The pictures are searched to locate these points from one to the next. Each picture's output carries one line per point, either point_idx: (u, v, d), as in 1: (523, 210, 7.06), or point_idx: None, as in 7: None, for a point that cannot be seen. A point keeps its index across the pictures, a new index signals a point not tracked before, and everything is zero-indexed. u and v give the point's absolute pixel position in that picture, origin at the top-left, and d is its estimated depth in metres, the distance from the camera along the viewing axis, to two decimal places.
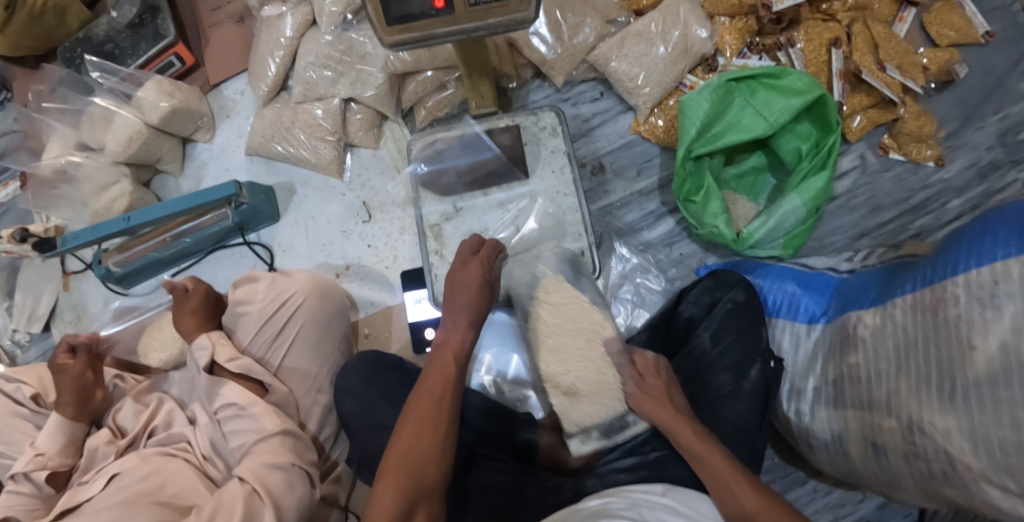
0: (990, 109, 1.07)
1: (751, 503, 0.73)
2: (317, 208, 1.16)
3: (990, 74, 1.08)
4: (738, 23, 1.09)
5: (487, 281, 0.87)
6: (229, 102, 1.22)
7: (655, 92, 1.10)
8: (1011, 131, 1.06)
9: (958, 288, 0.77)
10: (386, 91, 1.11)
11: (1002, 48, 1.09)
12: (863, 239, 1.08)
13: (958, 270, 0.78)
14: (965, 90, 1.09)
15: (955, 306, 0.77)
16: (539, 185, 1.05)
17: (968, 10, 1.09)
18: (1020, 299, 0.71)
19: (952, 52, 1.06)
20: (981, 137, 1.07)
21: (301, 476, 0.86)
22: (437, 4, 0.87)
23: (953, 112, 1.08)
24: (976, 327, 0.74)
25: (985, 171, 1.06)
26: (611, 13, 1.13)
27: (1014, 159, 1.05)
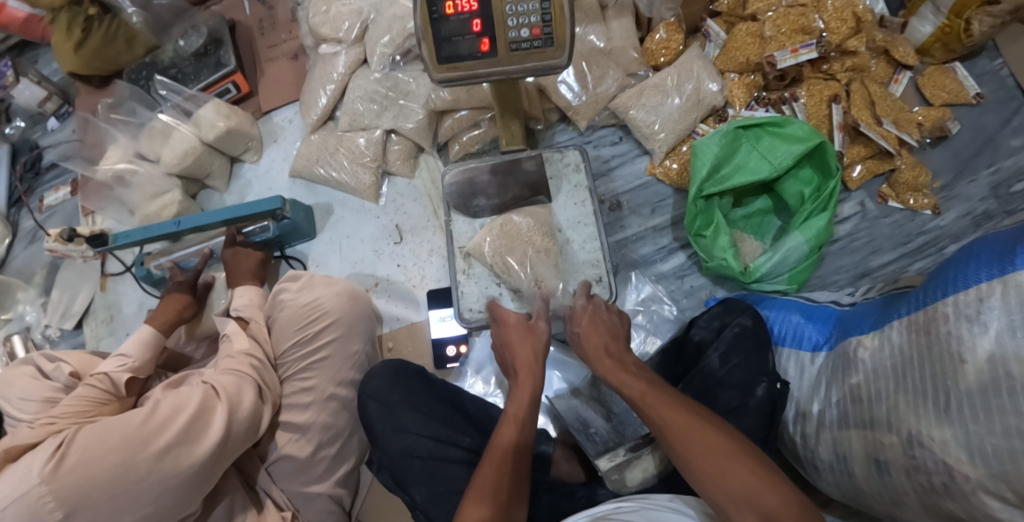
0: (982, 163, 1.17)
1: (671, 416, 0.76)
2: (352, 228, 1.24)
3: (981, 132, 1.18)
4: (746, 79, 1.22)
5: (530, 331, 0.92)
6: (278, 128, 1.33)
7: (669, 138, 1.22)
8: (1003, 183, 1.15)
9: (947, 307, 0.85)
10: (425, 125, 1.22)
11: (992, 108, 1.19)
12: (864, 279, 1.17)
13: (947, 291, 0.86)
14: (958, 146, 1.19)
15: (945, 324, 0.84)
16: (559, 214, 1.13)
17: (959, 74, 1.21)
18: (1004, 315, 0.78)
19: (944, 110, 1.17)
20: (974, 188, 1.16)
21: (251, 383, 0.94)
22: (483, 48, 0.99)
23: (947, 165, 1.18)
24: (964, 342, 0.81)
25: (979, 219, 1.14)
26: (631, 67, 1.25)
27: (1007, 209, 1.14)
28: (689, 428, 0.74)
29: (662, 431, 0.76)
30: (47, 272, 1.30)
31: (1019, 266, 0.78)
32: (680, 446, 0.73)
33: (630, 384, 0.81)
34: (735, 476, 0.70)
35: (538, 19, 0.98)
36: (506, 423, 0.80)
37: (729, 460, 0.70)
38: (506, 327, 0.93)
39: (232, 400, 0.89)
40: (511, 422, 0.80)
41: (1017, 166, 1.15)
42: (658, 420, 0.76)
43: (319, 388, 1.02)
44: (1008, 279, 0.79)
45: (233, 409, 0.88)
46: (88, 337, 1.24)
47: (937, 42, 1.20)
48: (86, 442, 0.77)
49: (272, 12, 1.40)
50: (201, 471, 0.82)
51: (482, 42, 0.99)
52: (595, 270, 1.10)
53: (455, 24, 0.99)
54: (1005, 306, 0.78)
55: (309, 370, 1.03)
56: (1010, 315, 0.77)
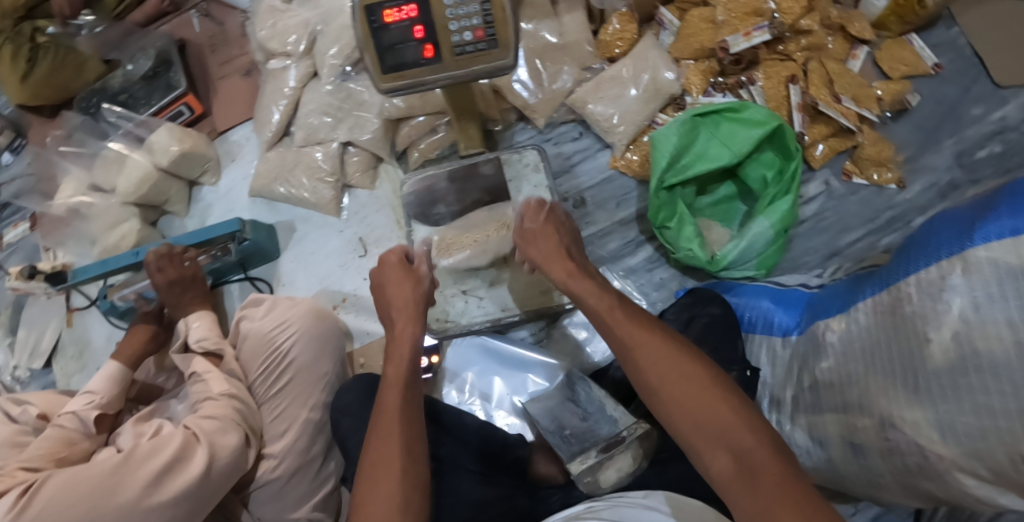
0: (945, 134, 1.17)
1: (630, 337, 0.73)
2: (317, 243, 1.22)
3: (942, 103, 1.18)
4: (702, 66, 1.20)
5: (413, 274, 0.86)
6: (235, 147, 1.30)
7: (629, 130, 1.20)
8: (967, 152, 1.15)
9: (911, 287, 0.85)
10: (381, 135, 1.21)
11: (951, 78, 1.19)
12: (835, 258, 1.15)
13: (910, 271, 0.86)
14: (920, 118, 1.18)
15: (910, 304, 0.84)
16: (522, 216, 1.11)
17: (916, 45, 1.19)
18: (966, 292, 0.77)
19: (903, 83, 1.16)
20: (938, 159, 1.15)
21: (236, 426, 0.92)
22: (427, 55, 0.98)
23: (910, 138, 1.18)
24: (930, 321, 0.80)
25: (944, 190, 1.14)
26: (586, 61, 1.24)
27: (971, 178, 1.13)
28: (656, 350, 0.71)
29: (629, 351, 0.73)
30: (12, 312, 1.27)
31: (977, 242, 0.78)
32: (646, 371, 0.71)
33: (592, 304, 0.79)
34: (700, 404, 0.67)
35: (480, 21, 0.97)
36: (388, 389, 0.77)
37: (696, 388, 0.68)
38: (382, 269, 0.87)
39: (211, 442, 0.87)
40: (390, 399, 0.75)
41: (980, 134, 1.15)
42: (625, 338, 0.73)
43: (290, 411, 1.01)
44: (967, 255, 0.78)
45: (212, 452, 0.87)
46: (58, 375, 1.21)
47: (892, 16, 1.18)
48: (60, 483, 0.77)
49: (223, 28, 1.39)
50: (178, 511, 0.81)
51: (426, 49, 0.97)
52: None
53: (397, 32, 0.97)
54: (966, 282, 0.77)
55: (278, 394, 1.02)
56: (972, 292, 0.76)
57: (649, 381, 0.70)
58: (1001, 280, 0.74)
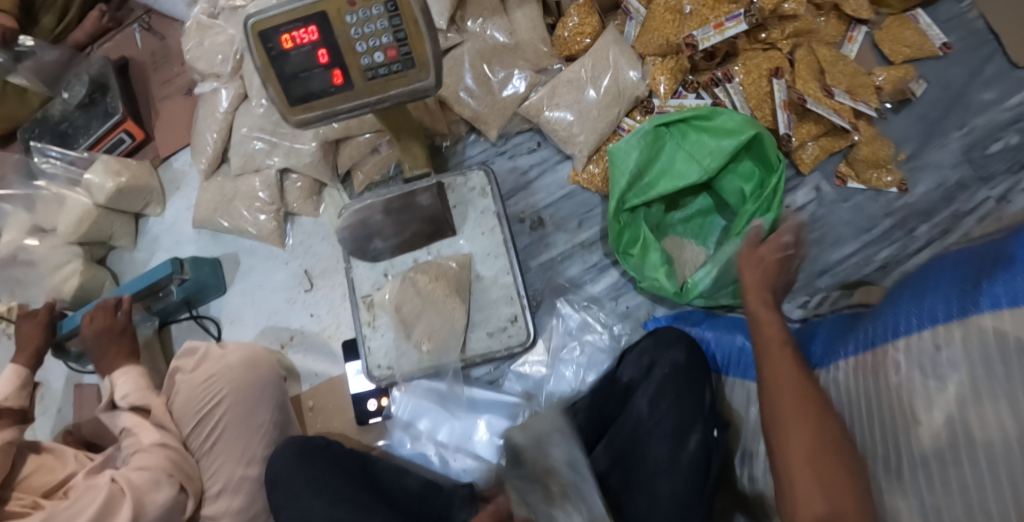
0: (952, 125, 1.01)
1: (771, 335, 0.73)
2: (263, 277, 1.15)
3: (948, 89, 1.02)
4: (668, 62, 1.05)
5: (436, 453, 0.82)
6: (179, 174, 1.22)
7: (590, 140, 1.07)
8: (977, 145, 1.00)
9: (899, 352, 0.72)
10: (319, 158, 1.10)
11: (960, 59, 1.02)
12: (825, 276, 1.01)
13: (900, 333, 0.72)
14: (923, 107, 1.02)
15: (896, 372, 0.71)
16: (467, 248, 1.02)
17: (922, 23, 1.03)
18: (964, 368, 0.64)
19: (906, 69, 1.00)
20: (944, 155, 1.00)
21: (169, 477, 0.89)
22: (336, 81, 0.87)
23: (911, 131, 1.02)
24: (919, 398, 0.68)
25: (951, 192, 0.99)
26: (542, 61, 1.11)
27: (982, 176, 0.99)
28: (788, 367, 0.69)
29: (778, 389, 0.68)
30: None
31: (982, 308, 0.64)
32: (783, 411, 0.67)
33: (767, 332, 0.74)
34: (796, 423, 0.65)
35: (391, 39, 0.85)
36: None
37: (807, 411, 0.66)
38: None
39: (138, 498, 0.85)
40: None
41: (991, 125, 1.00)
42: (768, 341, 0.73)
43: (227, 467, 0.96)
44: (969, 322, 0.65)
45: (138, 511, 0.84)
46: None
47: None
48: None
49: (164, 43, 1.30)
50: None
51: (334, 74, 0.87)
52: (510, 307, 0.99)
53: (299, 59, 0.86)
54: (964, 357, 0.64)
55: (214, 453, 0.96)
56: (969, 369, 0.64)
57: (786, 423, 0.66)
58: (1003, 357, 0.61)
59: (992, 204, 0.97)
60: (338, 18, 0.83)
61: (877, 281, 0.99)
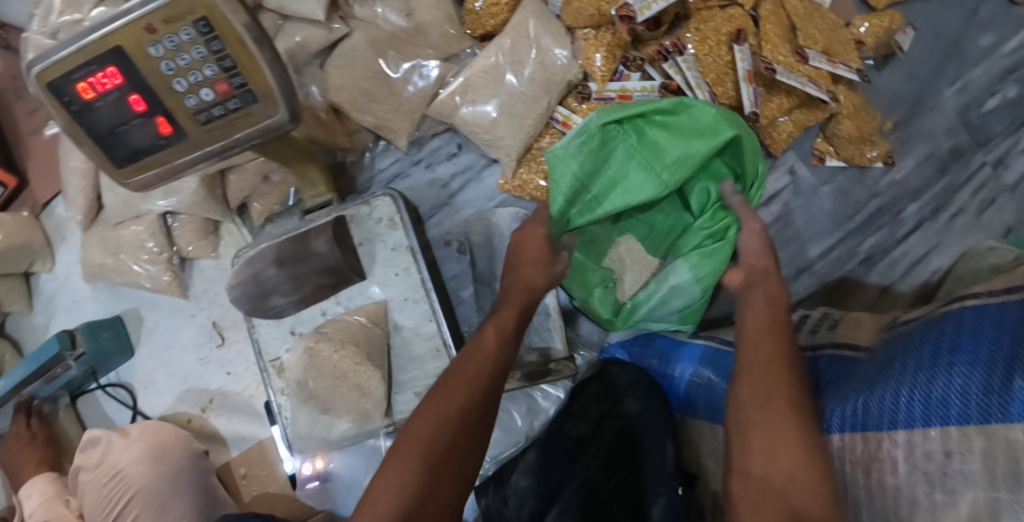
0: (945, 79, 0.82)
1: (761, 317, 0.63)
2: (171, 334, 1.02)
3: (940, 37, 0.82)
4: (605, 35, 0.83)
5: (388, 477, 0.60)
6: (65, 222, 1.07)
7: (517, 140, 0.88)
8: (973, 104, 0.81)
9: (897, 448, 0.56)
10: (204, 195, 0.93)
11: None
12: (803, 277, 0.84)
13: (898, 424, 0.56)
14: (913, 64, 0.82)
15: (894, 473, 0.56)
16: (381, 295, 0.86)
17: None
18: (981, 486, 0.49)
19: (891, 16, 0.80)
20: (936, 119, 0.82)
21: None
22: (163, 131, 0.69)
23: (901, 91, 0.82)
24: (920, 513, 0.53)
25: (945, 162, 0.82)
26: (451, 47, 0.90)
27: (977, 140, 0.81)
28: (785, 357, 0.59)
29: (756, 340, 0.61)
30: None
31: (1011, 418, 0.47)
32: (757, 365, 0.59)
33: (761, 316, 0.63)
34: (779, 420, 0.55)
35: (217, 70, 0.65)
36: None
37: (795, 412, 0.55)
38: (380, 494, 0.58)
39: None
40: None
41: (989, 77, 0.81)
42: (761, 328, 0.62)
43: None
44: (993, 432, 0.49)
45: None
46: None
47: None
48: None
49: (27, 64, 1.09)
50: None
51: (159, 122, 0.68)
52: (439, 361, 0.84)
53: (108, 110, 0.67)
54: (984, 476, 0.49)
55: None
56: (989, 490, 0.48)
57: (763, 373, 0.58)
58: None
59: (987, 172, 0.81)
60: (142, 53, 0.64)
61: (862, 277, 0.83)
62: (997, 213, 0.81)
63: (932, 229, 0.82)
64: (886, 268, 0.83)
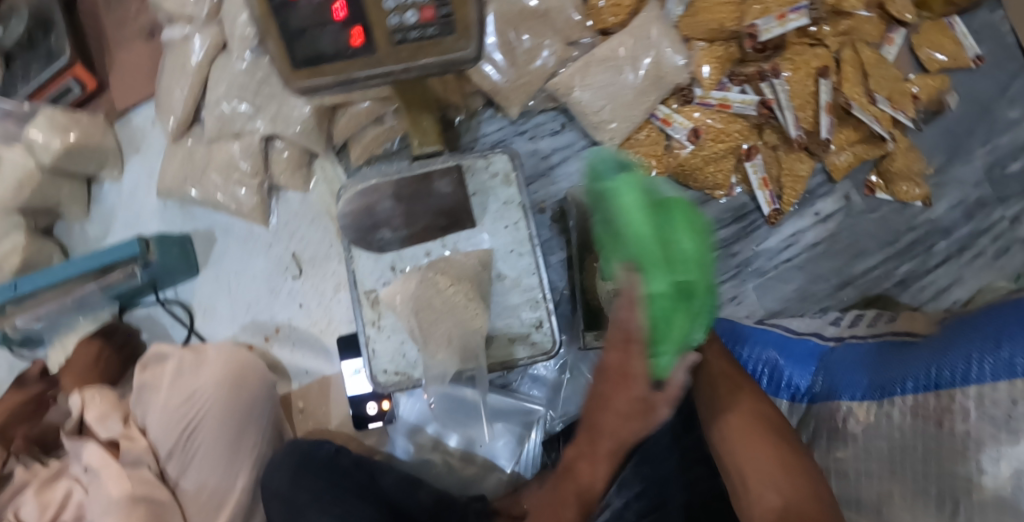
0: (977, 140, 1.00)
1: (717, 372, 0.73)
2: (240, 263, 1.02)
3: (976, 101, 1.00)
4: (717, 50, 0.94)
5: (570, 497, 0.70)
6: (138, 134, 1.04)
7: (622, 128, 0.97)
8: (998, 164, 0.99)
9: (969, 399, 0.68)
10: (313, 126, 0.97)
11: (991, 72, 1.00)
12: (846, 289, 0.99)
13: (970, 380, 0.68)
14: (953, 121, 1.00)
15: (964, 420, 0.68)
16: (489, 243, 0.91)
17: (958, 31, 0.99)
18: None
19: (942, 80, 0.97)
20: (968, 172, 1.00)
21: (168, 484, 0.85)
22: (354, 42, 0.73)
23: (939, 144, 1.00)
24: (987, 449, 0.65)
25: (972, 209, 0.99)
26: (572, 33, 0.97)
27: (999, 196, 0.99)
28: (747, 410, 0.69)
29: (706, 390, 0.73)
30: None
31: None
32: (722, 423, 0.69)
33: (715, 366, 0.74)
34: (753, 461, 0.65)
35: None
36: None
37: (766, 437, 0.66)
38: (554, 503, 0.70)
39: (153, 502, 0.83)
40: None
41: (1015, 143, 0.99)
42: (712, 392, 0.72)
43: (213, 500, 0.86)
44: None
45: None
46: None
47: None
48: None
49: None
50: None
51: (353, 33, 0.72)
52: (537, 310, 0.90)
53: (309, 11, 0.71)
54: None
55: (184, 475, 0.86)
56: None
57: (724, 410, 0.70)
58: None
59: (1006, 225, 0.98)
60: None
61: (896, 296, 0.99)
62: (1010, 259, 0.98)
63: (956, 263, 0.98)
64: (917, 291, 0.99)
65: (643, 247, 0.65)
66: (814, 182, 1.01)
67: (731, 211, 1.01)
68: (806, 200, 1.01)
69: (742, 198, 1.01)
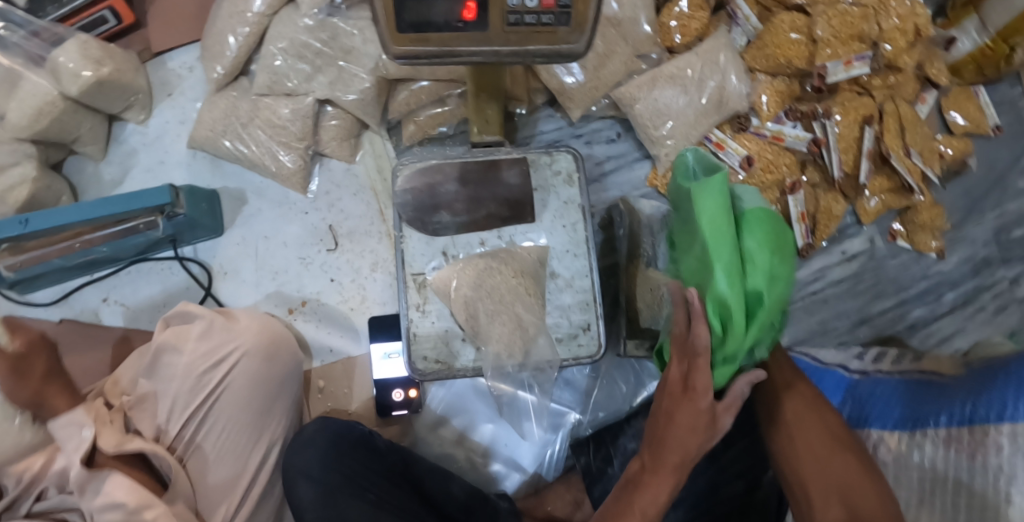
0: (989, 205, 1.10)
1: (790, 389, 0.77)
2: (272, 227, 0.97)
3: (993, 169, 1.11)
4: (779, 85, 1.00)
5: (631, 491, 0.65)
6: (173, 78, 0.98)
7: (678, 145, 0.99)
8: (1006, 228, 1.09)
9: (1003, 435, 0.71)
10: (372, 97, 0.93)
11: (1008, 142, 1.12)
12: (863, 326, 1.06)
13: (1004, 417, 0.72)
14: (970, 183, 1.11)
15: (997, 454, 0.71)
16: (544, 241, 0.88)
17: (982, 100, 1.11)
18: None
19: (966, 143, 1.07)
20: (979, 232, 1.09)
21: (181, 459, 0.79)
22: (466, 16, 0.70)
23: (958, 203, 1.10)
24: (1016, 481, 0.68)
25: (979, 266, 1.08)
26: (643, 46, 0.98)
27: (1004, 257, 1.08)
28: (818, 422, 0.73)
29: (774, 411, 0.76)
30: None
31: None
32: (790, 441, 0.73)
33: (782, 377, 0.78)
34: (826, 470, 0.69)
35: None
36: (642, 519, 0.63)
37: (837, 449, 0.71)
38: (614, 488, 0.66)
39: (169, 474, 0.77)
40: None
41: (1021, 211, 1.09)
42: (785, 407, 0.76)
43: (228, 472, 0.81)
44: None
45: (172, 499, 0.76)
46: None
47: (973, 63, 1.08)
48: None
49: None
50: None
51: (467, 7, 0.70)
52: (589, 314, 0.87)
53: None
54: None
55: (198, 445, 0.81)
56: None
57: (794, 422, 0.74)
58: None
59: (1006, 284, 1.07)
60: None
61: (906, 338, 1.07)
62: (1006, 317, 1.07)
63: (960, 315, 1.07)
64: (925, 336, 1.07)
65: (716, 246, 0.67)
66: (844, 222, 1.08)
67: None
68: (835, 238, 1.08)
69: None
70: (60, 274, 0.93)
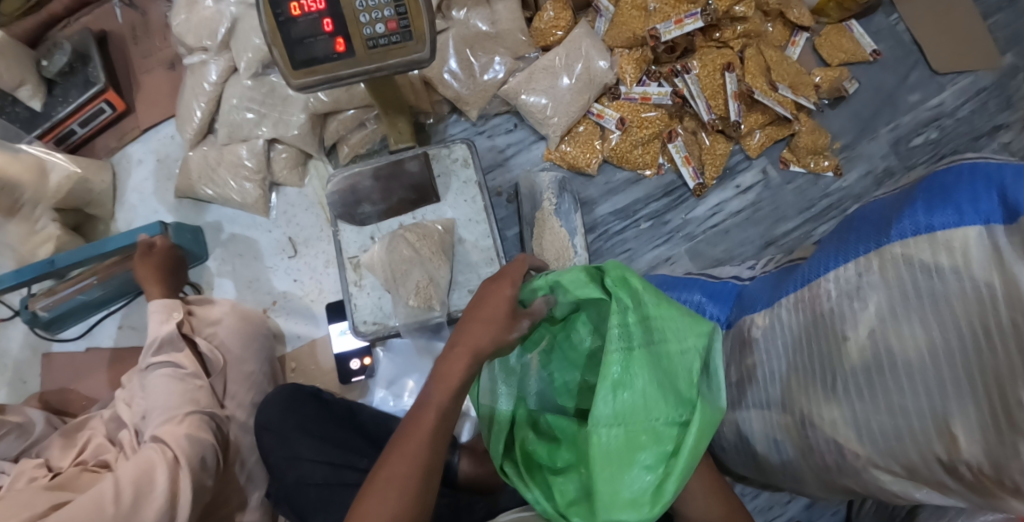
0: (881, 122, 1.22)
1: None
2: (246, 245, 1.20)
3: (880, 89, 1.23)
4: (635, 54, 1.18)
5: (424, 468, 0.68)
6: (161, 147, 1.26)
7: (563, 121, 1.16)
8: (902, 139, 1.21)
9: (830, 283, 0.78)
10: (308, 130, 1.16)
11: (890, 65, 1.24)
12: (770, 248, 1.17)
13: (828, 267, 0.79)
14: (858, 106, 1.23)
15: (828, 300, 0.77)
16: (450, 214, 1.08)
17: (855, 32, 1.23)
18: (882, 289, 0.71)
19: (841, 71, 1.20)
20: (875, 147, 1.21)
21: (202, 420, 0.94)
22: (338, 49, 0.91)
23: (847, 126, 1.22)
24: (847, 319, 0.74)
25: (880, 178, 1.19)
26: (520, 50, 1.19)
27: (906, 165, 1.19)
28: None
29: None
30: None
31: (893, 237, 0.71)
32: None
33: None
34: None
35: (392, 13, 0.90)
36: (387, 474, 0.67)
37: None
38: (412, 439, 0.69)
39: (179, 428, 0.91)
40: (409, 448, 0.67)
41: (916, 122, 1.21)
42: None
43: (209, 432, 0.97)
44: (883, 252, 0.72)
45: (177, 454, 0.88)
46: None
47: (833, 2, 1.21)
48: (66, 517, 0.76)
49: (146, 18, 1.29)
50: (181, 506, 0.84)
51: (337, 43, 0.90)
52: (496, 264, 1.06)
53: (305, 26, 0.89)
54: (882, 280, 0.71)
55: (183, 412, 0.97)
56: (890, 290, 0.70)
57: None
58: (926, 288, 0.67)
59: None
60: None
61: None
62: None
63: None
64: None
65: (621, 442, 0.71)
66: (734, 158, 1.21)
67: (661, 187, 1.20)
68: (728, 175, 1.20)
69: (670, 176, 1.20)
70: (83, 310, 1.17)
